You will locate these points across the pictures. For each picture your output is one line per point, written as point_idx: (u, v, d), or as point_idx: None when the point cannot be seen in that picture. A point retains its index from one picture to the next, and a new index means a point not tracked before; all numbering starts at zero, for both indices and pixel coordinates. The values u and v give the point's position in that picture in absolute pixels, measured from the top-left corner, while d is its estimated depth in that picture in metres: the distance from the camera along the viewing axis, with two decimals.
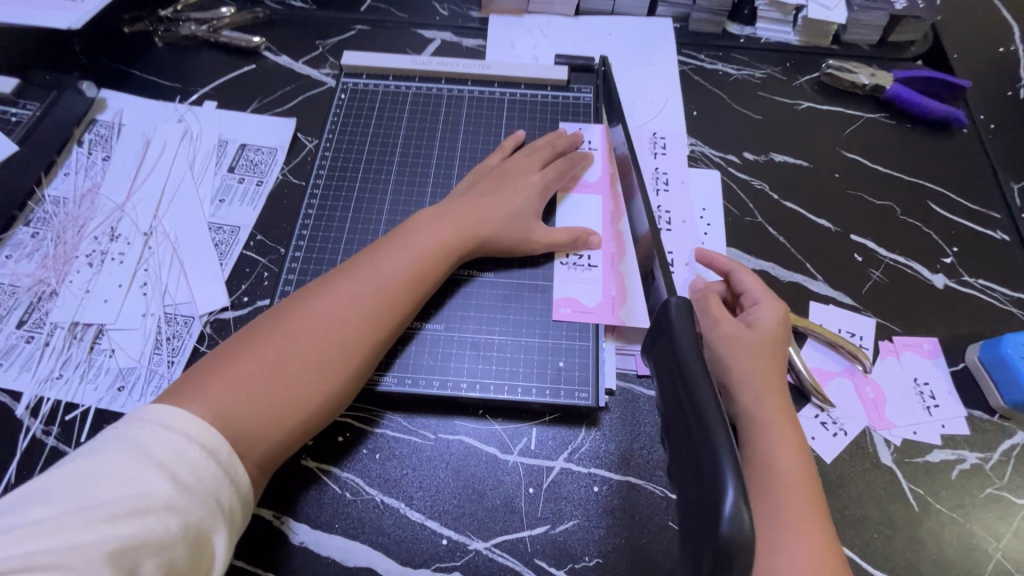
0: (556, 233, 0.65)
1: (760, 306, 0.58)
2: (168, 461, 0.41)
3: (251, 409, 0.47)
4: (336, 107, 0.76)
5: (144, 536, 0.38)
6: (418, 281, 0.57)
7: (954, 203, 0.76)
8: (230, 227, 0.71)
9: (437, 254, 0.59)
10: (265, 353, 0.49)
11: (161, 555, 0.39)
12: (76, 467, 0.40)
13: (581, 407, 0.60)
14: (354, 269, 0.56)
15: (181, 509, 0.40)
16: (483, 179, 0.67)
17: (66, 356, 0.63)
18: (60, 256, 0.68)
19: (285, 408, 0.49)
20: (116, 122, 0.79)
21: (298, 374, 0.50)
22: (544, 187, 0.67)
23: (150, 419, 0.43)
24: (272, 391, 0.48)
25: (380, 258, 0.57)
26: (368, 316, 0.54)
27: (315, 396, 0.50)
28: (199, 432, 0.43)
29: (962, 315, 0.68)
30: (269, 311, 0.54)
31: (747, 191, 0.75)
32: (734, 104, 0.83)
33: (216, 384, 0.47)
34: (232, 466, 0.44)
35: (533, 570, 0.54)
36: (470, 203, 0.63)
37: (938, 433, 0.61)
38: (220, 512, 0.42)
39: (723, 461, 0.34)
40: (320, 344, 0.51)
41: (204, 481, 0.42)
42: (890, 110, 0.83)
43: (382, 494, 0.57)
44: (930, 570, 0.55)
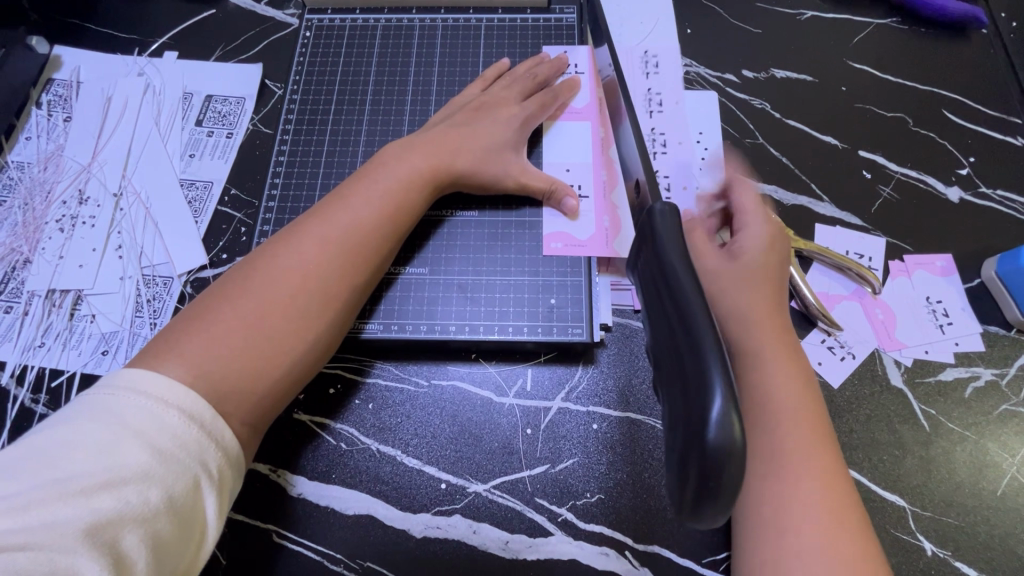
0: (532, 178, 0.61)
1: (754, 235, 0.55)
2: (144, 429, 0.40)
3: (235, 363, 0.46)
4: (302, 47, 0.71)
5: (124, 508, 0.38)
6: (394, 220, 0.55)
7: (972, 110, 0.70)
8: (203, 183, 0.68)
9: (411, 190, 0.56)
10: (241, 307, 0.48)
11: (144, 526, 0.38)
12: (48, 437, 0.39)
13: (576, 344, 0.58)
14: (323, 213, 0.54)
15: (160, 479, 0.39)
16: (459, 110, 0.63)
17: (46, 324, 0.61)
18: (30, 224, 0.66)
19: (271, 359, 0.48)
20: (74, 79, 0.74)
21: (279, 324, 0.48)
22: (527, 120, 0.63)
23: (125, 384, 0.41)
24: (254, 342, 0.47)
25: (351, 200, 0.54)
26: (345, 259, 0.52)
27: (302, 344, 0.49)
28: (177, 397, 0.42)
29: (978, 228, 0.64)
30: (238, 265, 0.52)
31: (746, 111, 0.70)
32: (731, 18, 0.76)
33: (194, 342, 0.45)
34: (216, 429, 0.43)
35: (535, 509, 0.54)
36: (445, 133, 0.60)
37: (951, 351, 0.58)
38: (206, 477, 0.41)
39: (709, 369, 0.32)
40: (297, 292, 0.49)
41: (185, 448, 0.41)
42: (903, 13, 0.76)
43: (377, 443, 0.56)
44: (941, 488, 0.54)
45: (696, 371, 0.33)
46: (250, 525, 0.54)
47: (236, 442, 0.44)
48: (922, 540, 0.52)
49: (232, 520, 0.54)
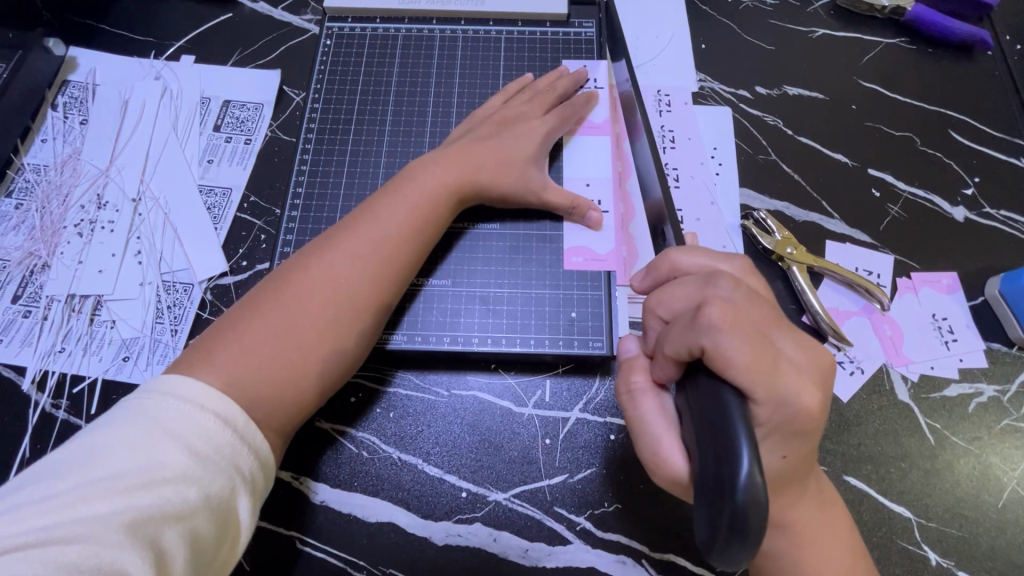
0: (555, 193, 0.62)
1: (713, 342, 0.39)
2: (181, 431, 0.41)
3: (267, 374, 0.47)
4: (322, 55, 0.72)
5: (163, 506, 0.39)
6: (418, 233, 0.56)
7: (977, 131, 0.72)
8: (222, 189, 0.68)
9: (437, 204, 0.57)
10: (272, 317, 0.49)
11: (182, 525, 0.39)
12: (92, 439, 0.40)
13: (594, 356, 0.59)
14: (352, 225, 0.54)
15: (197, 479, 0.40)
16: (482, 124, 0.64)
17: (66, 330, 0.62)
18: (48, 227, 0.66)
19: (300, 370, 0.48)
20: (90, 82, 0.74)
21: (308, 335, 0.49)
22: (548, 133, 0.63)
23: (164, 390, 0.43)
24: (284, 353, 0.48)
25: (378, 213, 0.55)
26: (373, 272, 0.53)
27: (328, 356, 0.50)
28: (212, 401, 0.43)
29: (981, 247, 0.66)
30: (271, 274, 0.53)
31: (759, 128, 0.72)
32: (745, 34, 0.78)
33: (226, 352, 0.46)
34: (250, 433, 0.44)
35: (553, 518, 0.55)
36: (470, 146, 0.61)
37: (956, 367, 0.60)
38: (240, 478, 0.42)
39: (735, 410, 0.36)
40: (327, 304, 0.50)
41: (220, 450, 0.42)
42: (912, 34, 0.78)
43: (398, 451, 0.57)
44: (945, 500, 0.56)
45: (725, 417, 0.36)
46: (273, 532, 0.55)
47: (268, 446, 0.45)
48: (926, 551, 0.54)
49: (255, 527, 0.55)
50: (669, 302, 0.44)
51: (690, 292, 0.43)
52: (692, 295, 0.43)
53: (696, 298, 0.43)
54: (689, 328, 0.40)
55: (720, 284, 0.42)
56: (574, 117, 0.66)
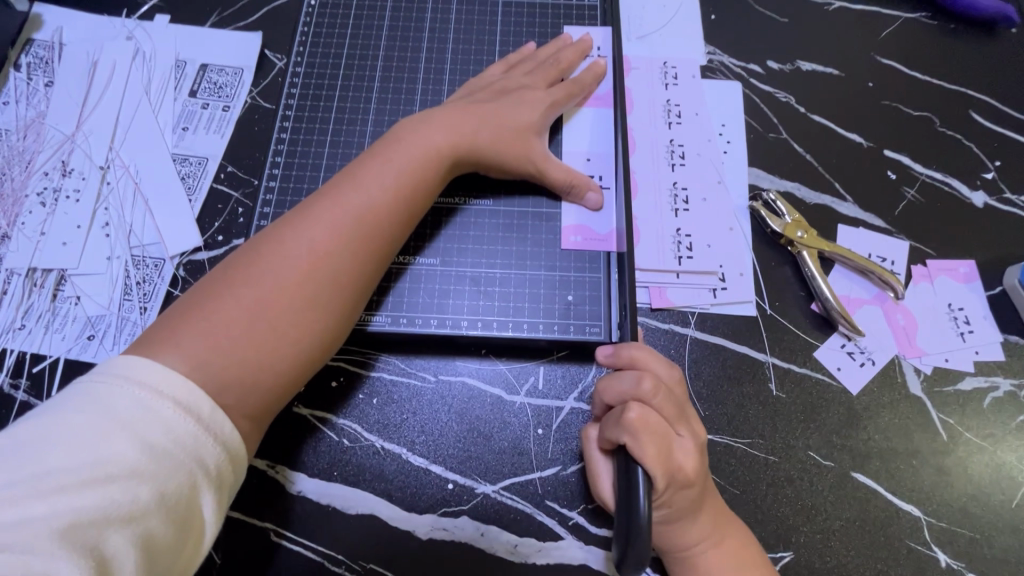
0: (556, 170, 0.58)
1: (631, 440, 0.45)
2: (136, 422, 0.38)
3: (238, 356, 0.43)
4: (306, 17, 0.67)
5: (114, 507, 0.36)
6: (404, 201, 0.52)
7: (999, 112, 0.68)
8: (197, 158, 0.64)
9: (425, 173, 0.53)
10: (243, 294, 0.45)
11: (134, 526, 0.36)
12: (37, 427, 0.37)
13: (592, 342, 0.55)
14: (331, 194, 0.50)
15: (153, 477, 0.37)
16: (478, 90, 0.60)
17: (27, 306, 0.57)
18: (9, 196, 0.62)
19: (274, 352, 0.45)
20: (56, 41, 0.69)
21: (284, 313, 0.45)
22: (548, 105, 0.59)
23: (119, 374, 0.39)
24: (257, 333, 0.44)
25: (361, 181, 0.51)
26: (354, 246, 0.49)
27: (307, 336, 0.46)
28: (172, 388, 0.39)
29: (1001, 234, 0.63)
30: (243, 247, 0.49)
31: (770, 104, 0.68)
32: (757, 5, 0.73)
33: (193, 331, 0.43)
34: (216, 423, 0.40)
35: (544, 512, 0.52)
36: (463, 111, 0.56)
37: (971, 360, 0.57)
38: (202, 474, 0.39)
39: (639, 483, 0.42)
40: (303, 280, 0.46)
41: (180, 443, 0.38)
42: (933, 9, 0.73)
43: (381, 440, 0.54)
44: (957, 498, 0.53)
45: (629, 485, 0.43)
46: (246, 523, 0.51)
47: (238, 436, 0.42)
48: (937, 552, 0.51)
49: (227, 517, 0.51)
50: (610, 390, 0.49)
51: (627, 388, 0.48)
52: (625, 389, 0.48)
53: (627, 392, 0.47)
54: (615, 423, 0.46)
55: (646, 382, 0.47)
56: (576, 90, 0.61)
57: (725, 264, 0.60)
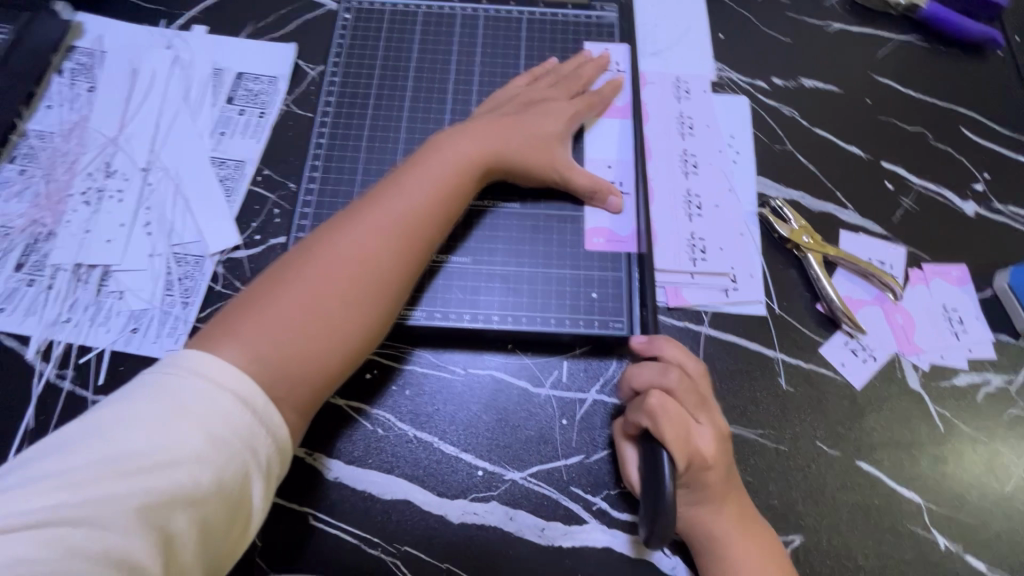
0: (579, 175, 0.62)
1: (652, 424, 0.50)
2: (198, 411, 0.40)
3: (288, 352, 0.46)
4: (341, 29, 0.70)
5: (175, 489, 0.38)
6: (441, 207, 0.55)
7: (988, 128, 0.73)
8: (235, 161, 0.67)
9: (459, 182, 0.56)
10: (294, 294, 0.48)
11: (193, 509, 0.38)
12: (108, 413, 0.40)
13: (614, 337, 0.59)
14: (375, 202, 0.53)
15: (211, 463, 0.39)
16: (505, 103, 0.64)
17: (72, 299, 0.60)
18: (53, 195, 0.64)
19: (325, 348, 0.47)
20: (98, 48, 0.72)
21: (331, 312, 0.48)
22: (573, 117, 0.64)
23: (182, 365, 0.42)
24: (306, 330, 0.47)
25: (403, 189, 0.54)
26: (397, 249, 0.52)
27: (354, 334, 0.49)
28: (231, 380, 0.42)
29: (990, 242, 0.67)
30: (290, 251, 0.52)
31: (776, 118, 0.72)
32: (763, 26, 0.78)
33: (249, 329, 0.45)
34: (268, 414, 0.43)
35: (569, 497, 0.55)
36: (494, 123, 0.60)
37: (965, 357, 0.61)
38: (255, 463, 0.41)
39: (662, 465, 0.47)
40: (350, 281, 0.49)
41: (236, 432, 0.41)
42: (926, 32, 0.79)
43: (414, 429, 0.57)
44: (954, 486, 0.57)
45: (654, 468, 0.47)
46: (286, 507, 0.54)
47: (285, 428, 0.44)
48: (936, 536, 0.55)
49: None
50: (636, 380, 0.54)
51: (649, 377, 0.53)
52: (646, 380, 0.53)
53: (649, 382, 0.53)
54: (638, 408, 0.51)
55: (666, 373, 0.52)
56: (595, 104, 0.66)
57: (736, 266, 0.64)
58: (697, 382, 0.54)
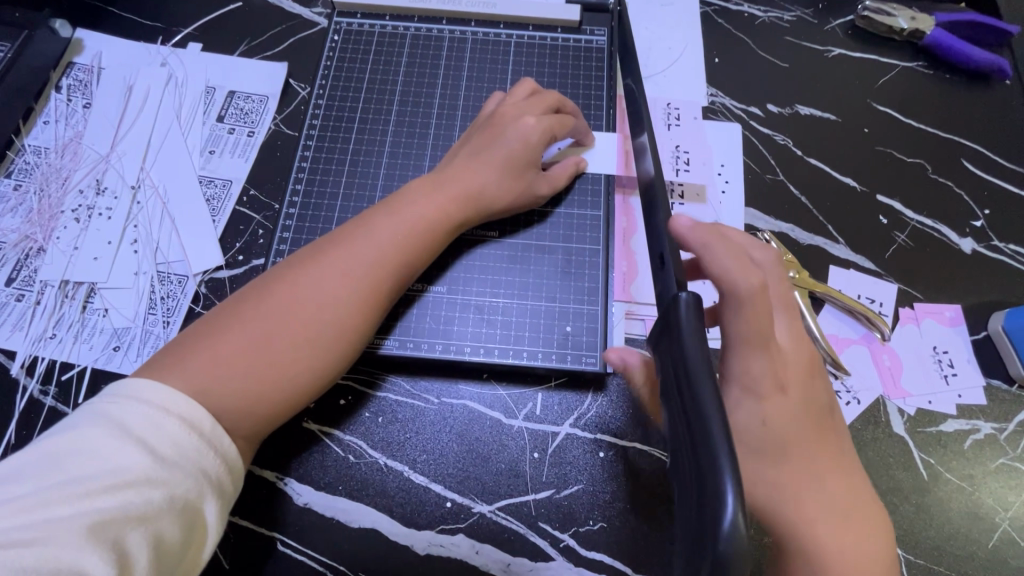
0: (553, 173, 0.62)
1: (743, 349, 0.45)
2: (144, 434, 0.41)
3: (239, 386, 0.46)
4: (329, 50, 0.71)
5: (127, 508, 0.38)
6: (413, 252, 0.54)
7: (990, 161, 0.71)
8: (222, 181, 0.68)
9: (436, 227, 0.56)
10: (252, 327, 0.48)
11: (145, 527, 0.39)
12: (48, 444, 0.40)
13: (587, 372, 0.58)
14: (345, 239, 0.53)
15: (162, 481, 0.40)
16: (475, 135, 0.61)
17: (58, 316, 0.61)
18: (45, 211, 0.66)
19: (273, 382, 0.47)
20: (95, 65, 0.74)
21: (288, 351, 0.48)
22: (545, 133, 0.60)
23: (126, 393, 0.42)
24: (260, 367, 0.47)
25: (373, 230, 0.53)
26: (362, 293, 0.51)
27: (306, 372, 0.49)
28: (178, 405, 0.42)
29: (986, 281, 0.65)
30: (257, 280, 0.52)
31: (768, 146, 0.71)
32: (759, 50, 0.76)
33: (200, 357, 0.46)
34: (216, 436, 0.43)
35: (537, 533, 0.55)
36: (464, 163, 0.59)
37: (954, 403, 0.59)
38: (207, 481, 0.42)
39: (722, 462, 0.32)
40: (311, 324, 0.49)
41: (184, 452, 0.41)
42: (929, 59, 0.76)
43: (385, 456, 0.57)
44: (935, 537, 0.55)
45: (708, 454, 0.33)
46: (254, 532, 0.54)
47: (236, 449, 0.45)
48: None
49: (236, 525, 0.54)
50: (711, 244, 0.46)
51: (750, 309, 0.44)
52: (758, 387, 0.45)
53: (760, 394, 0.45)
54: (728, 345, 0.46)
55: (773, 360, 0.46)
56: (567, 115, 0.63)
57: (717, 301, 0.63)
58: (780, 304, 0.48)
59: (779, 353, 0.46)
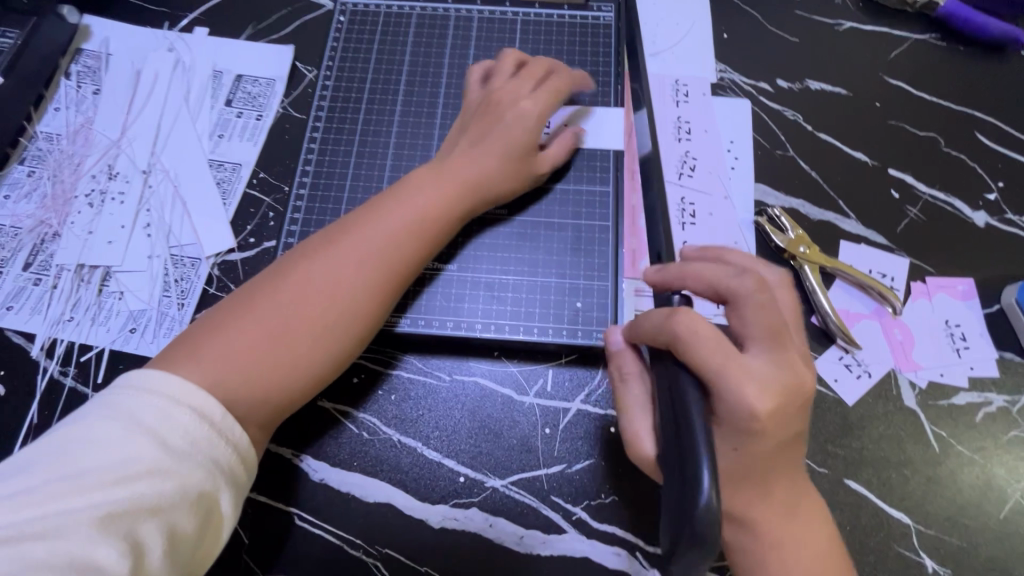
0: (551, 152, 0.62)
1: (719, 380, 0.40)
2: (156, 427, 0.41)
3: (252, 377, 0.47)
4: (335, 32, 0.71)
5: (139, 500, 0.39)
6: (420, 240, 0.54)
7: (1004, 133, 0.70)
8: (232, 164, 0.68)
9: (441, 217, 0.56)
10: (262, 318, 0.49)
11: (159, 517, 0.39)
12: (61, 437, 0.41)
13: (598, 348, 0.58)
14: (348, 231, 0.53)
15: (173, 472, 0.40)
16: (472, 120, 0.61)
17: (75, 299, 0.62)
18: (59, 196, 0.66)
19: (282, 374, 0.48)
20: (103, 51, 0.74)
21: (298, 343, 0.49)
22: (541, 112, 0.60)
23: (136, 386, 0.43)
24: (272, 357, 0.48)
25: (378, 222, 0.54)
26: (368, 284, 0.52)
27: (320, 363, 0.50)
28: (190, 396, 0.43)
29: (1000, 254, 0.65)
30: (263, 271, 0.53)
31: (778, 122, 0.70)
32: (770, 25, 0.75)
33: (210, 349, 0.47)
34: (226, 427, 0.44)
35: (550, 506, 0.55)
36: (467, 150, 0.59)
37: (966, 375, 0.59)
38: (218, 471, 0.43)
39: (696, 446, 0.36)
40: (321, 315, 0.50)
41: (195, 444, 0.42)
42: (943, 31, 0.75)
43: (398, 433, 0.58)
44: (946, 508, 0.55)
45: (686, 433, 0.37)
46: (272, 507, 0.55)
47: (247, 439, 0.46)
48: (923, 557, 0.54)
49: (255, 501, 0.56)
50: (685, 280, 0.45)
51: (711, 341, 0.41)
52: (734, 422, 0.41)
53: (742, 430, 0.41)
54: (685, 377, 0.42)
55: (747, 390, 0.40)
56: (563, 88, 0.63)
57: None
58: (760, 337, 0.43)
59: (751, 379, 0.41)
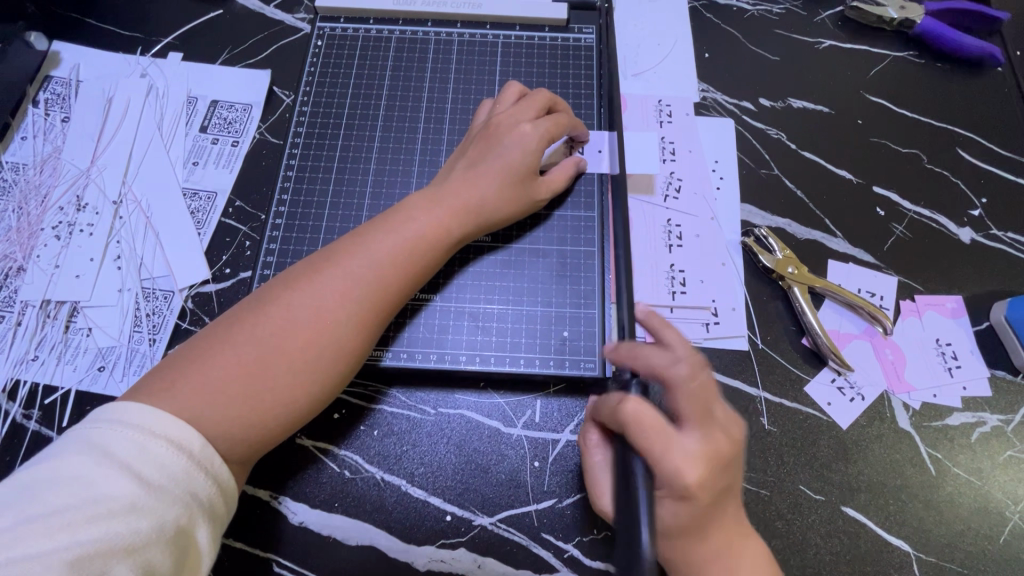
0: (554, 178, 0.61)
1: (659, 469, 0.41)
2: (131, 460, 0.39)
3: (230, 412, 0.44)
4: (312, 56, 0.69)
5: (112, 539, 0.36)
6: (410, 269, 0.53)
7: (985, 149, 0.70)
8: (207, 193, 0.66)
9: (434, 244, 0.54)
10: (244, 349, 0.46)
11: (134, 557, 0.37)
12: (26, 477, 0.38)
13: (587, 377, 0.57)
14: (337, 258, 0.51)
15: (149, 508, 0.38)
16: (470, 146, 0.60)
17: (40, 337, 0.59)
18: (25, 229, 0.64)
19: (263, 410, 0.46)
20: (73, 77, 0.72)
21: (279, 377, 0.46)
22: (543, 136, 0.59)
23: (110, 418, 0.41)
24: (251, 392, 0.45)
25: (367, 249, 0.52)
26: (356, 315, 0.50)
27: (303, 398, 0.47)
28: (169, 428, 0.41)
29: (986, 270, 0.64)
30: (247, 300, 0.51)
31: (762, 141, 0.70)
32: (750, 44, 0.76)
33: (188, 381, 0.44)
34: (206, 457, 0.42)
35: (541, 544, 0.53)
36: (461, 177, 0.57)
37: (959, 395, 0.59)
38: (197, 505, 0.40)
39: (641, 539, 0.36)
40: (304, 347, 0.47)
41: (173, 477, 0.40)
42: (921, 48, 0.76)
43: (381, 471, 0.55)
44: (946, 534, 0.54)
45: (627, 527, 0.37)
46: (250, 554, 0.53)
47: (229, 473, 0.44)
48: None
49: (230, 548, 0.53)
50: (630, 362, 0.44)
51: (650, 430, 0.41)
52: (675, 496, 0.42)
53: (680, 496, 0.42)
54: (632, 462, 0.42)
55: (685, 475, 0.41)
56: (561, 114, 0.62)
57: (717, 298, 0.62)
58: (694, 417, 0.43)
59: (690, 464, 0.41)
